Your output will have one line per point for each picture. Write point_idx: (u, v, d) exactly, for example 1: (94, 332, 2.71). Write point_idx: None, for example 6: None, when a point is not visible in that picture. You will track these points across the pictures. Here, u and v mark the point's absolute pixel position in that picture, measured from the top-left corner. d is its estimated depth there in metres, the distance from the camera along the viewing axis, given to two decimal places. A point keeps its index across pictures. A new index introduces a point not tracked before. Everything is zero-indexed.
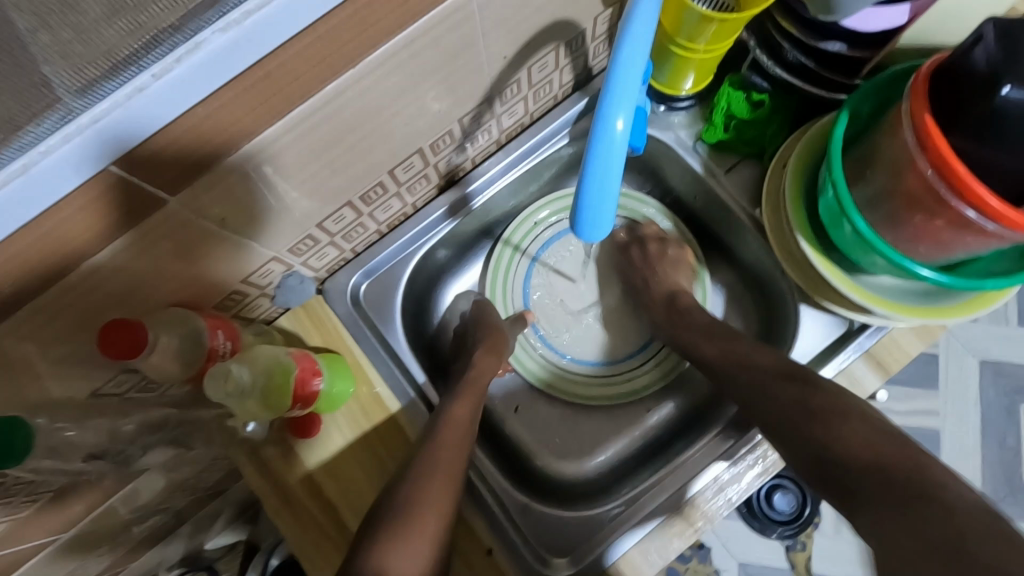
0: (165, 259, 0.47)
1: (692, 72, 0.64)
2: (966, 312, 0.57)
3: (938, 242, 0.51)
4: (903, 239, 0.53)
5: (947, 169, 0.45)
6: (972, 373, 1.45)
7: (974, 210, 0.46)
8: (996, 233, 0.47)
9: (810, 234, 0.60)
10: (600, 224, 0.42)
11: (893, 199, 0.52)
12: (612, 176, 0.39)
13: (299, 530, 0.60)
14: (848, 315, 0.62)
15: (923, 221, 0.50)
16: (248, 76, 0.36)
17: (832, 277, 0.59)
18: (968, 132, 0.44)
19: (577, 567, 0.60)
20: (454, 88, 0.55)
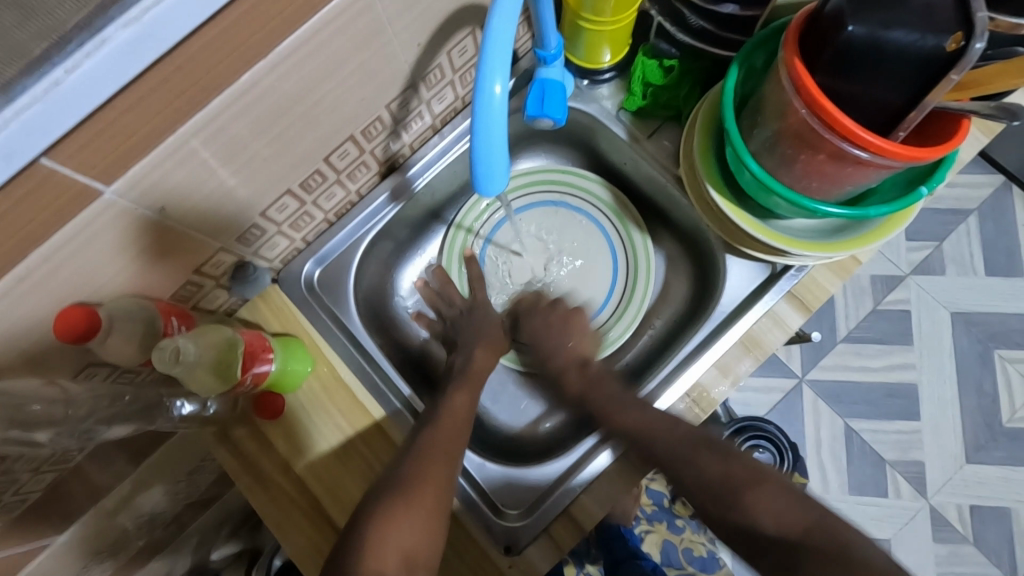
0: (114, 249, 0.50)
1: (605, 44, 0.68)
2: (876, 240, 0.61)
3: (828, 177, 0.55)
4: (799, 179, 0.57)
5: (817, 107, 0.49)
6: (944, 325, 1.49)
7: (847, 143, 0.50)
8: (872, 163, 0.51)
9: (724, 186, 0.64)
10: (495, 180, 0.46)
11: (781, 140, 0.56)
12: (495, 134, 0.43)
13: (269, 500, 0.65)
14: (771, 259, 0.66)
15: (809, 159, 0.54)
16: (159, 69, 0.41)
17: (744, 223, 0.63)
18: (830, 72, 0.48)
19: (530, 516, 0.64)
20: (374, 73, 0.59)
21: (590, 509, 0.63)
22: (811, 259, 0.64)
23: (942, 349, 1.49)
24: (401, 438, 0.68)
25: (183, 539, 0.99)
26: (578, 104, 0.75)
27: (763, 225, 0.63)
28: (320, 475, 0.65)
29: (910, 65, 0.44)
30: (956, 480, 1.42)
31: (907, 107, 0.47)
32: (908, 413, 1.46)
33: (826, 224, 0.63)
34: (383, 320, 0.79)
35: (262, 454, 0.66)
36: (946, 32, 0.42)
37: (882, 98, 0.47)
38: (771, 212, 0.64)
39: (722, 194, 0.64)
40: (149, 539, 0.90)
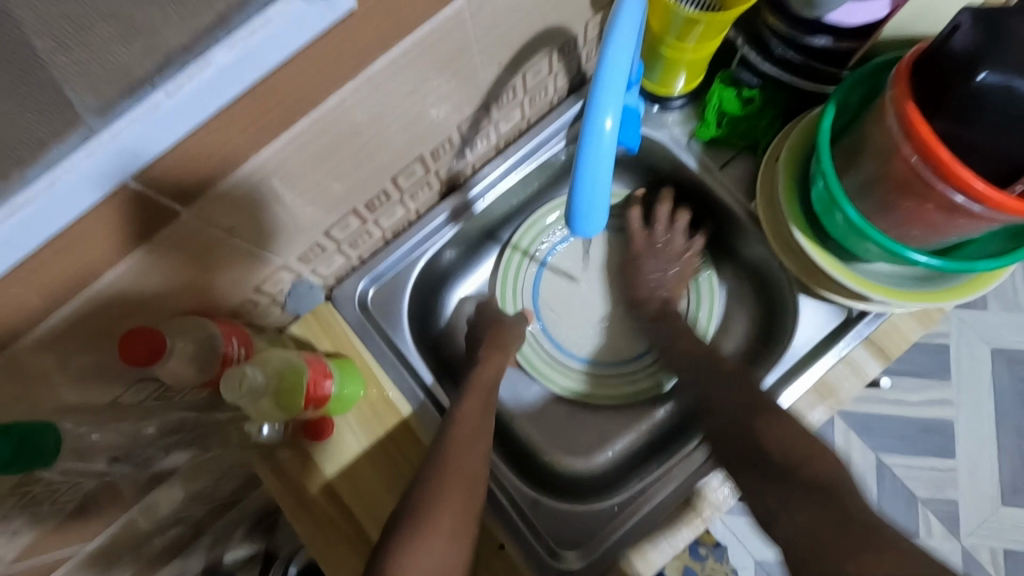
0: (179, 267, 0.48)
1: (683, 71, 0.66)
2: (966, 294, 0.58)
3: (929, 226, 0.52)
4: (895, 224, 0.54)
5: (932, 155, 0.46)
6: (985, 362, 1.45)
7: (961, 195, 0.47)
8: (984, 216, 0.48)
9: (805, 224, 0.61)
10: (593, 219, 0.43)
11: (883, 185, 0.53)
12: (601, 174, 0.41)
13: (315, 529, 0.62)
14: (847, 302, 0.63)
15: (912, 206, 0.51)
16: (255, 89, 0.39)
17: (827, 266, 0.60)
18: (949, 118, 0.45)
19: (589, 559, 0.61)
20: (451, 94, 0.57)
21: (650, 556, 0.61)
22: (892, 307, 0.61)
23: (983, 387, 1.44)
24: (429, 437, 0.65)
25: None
26: (649, 130, 0.72)
27: (845, 268, 0.60)
28: (373, 510, 0.62)
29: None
30: (991, 523, 1.38)
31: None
32: (944, 450, 1.42)
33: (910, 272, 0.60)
34: (432, 341, 0.77)
35: (307, 478, 0.64)
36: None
37: (1005, 149, 0.45)
38: (852, 255, 0.61)
39: (804, 232, 0.61)
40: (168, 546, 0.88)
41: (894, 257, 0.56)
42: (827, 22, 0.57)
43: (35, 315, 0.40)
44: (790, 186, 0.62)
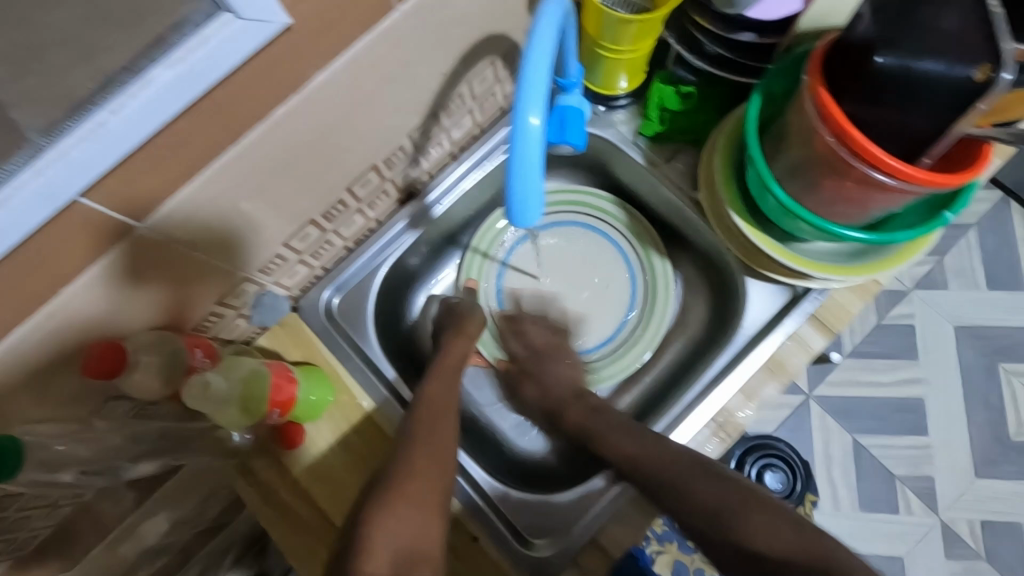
0: (138, 284, 0.50)
1: (624, 71, 0.70)
2: (901, 264, 0.61)
3: (855, 203, 0.55)
4: (824, 204, 0.57)
5: (844, 134, 0.50)
6: (944, 340, 1.62)
7: (874, 169, 0.50)
8: (898, 189, 0.51)
9: (744, 209, 0.64)
10: (528, 209, 0.45)
11: (813, 169, 0.55)
12: (530, 164, 0.43)
13: (290, 535, 0.64)
14: (792, 280, 0.66)
15: (836, 185, 0.54)
16: (201, 105, 0.41)
17: (764, 247, 0.63)
18: (859, 100, 0.49)
19: (559, 546, 0.63)
20: (399, 104, 0.59)
21: (620, 539, 0.62)
22: (832, 282, 0.64)
23: (949, 367, 1.58)
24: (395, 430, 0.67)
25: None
26: (596, 130, 0.76)
27: (785, 249, 0.63)
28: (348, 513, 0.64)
29: (940, 90, 0.45)
30: (967, 495, 1.53)
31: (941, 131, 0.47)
32: (917, 427, 1.58)
33: (845, 249, 0.64)
34: (400, 346, 0.79)
35: (283, 485, 0.65)
36: (976, 61, 0.42)
37: (910, 124, 0.48)
38: (792, 237, 0.64)
39: (744, 218, 0.64)
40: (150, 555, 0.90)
41: (825, 235, 0.60)
42: (750, 18, 0.60)
43: None
44: (727, 173, 0.65)
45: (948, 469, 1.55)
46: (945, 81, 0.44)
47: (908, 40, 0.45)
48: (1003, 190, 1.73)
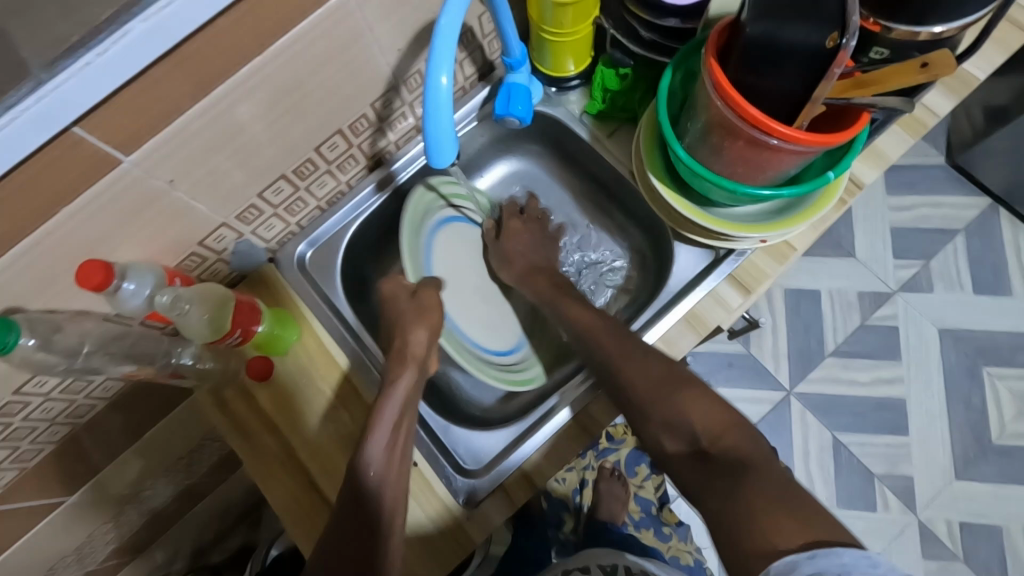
0: (124, 216, 0.59)
1: (569, 54, 0.77)
2: (807, 220, 0.67)
3: (752, 164, 0.62)
4: (725, 167, 0.64)
5: (727, 96, 0.56)
6: (932, 340, 1.65)
7: (755, 129, 0.57)
8: (779, 148, 0.58)
9: (664, 174, 0.71)
10: (443, 148, 0.54)
11: (709, 133, 0.62)
12: (442, 113, 0.52)
13: (256, 455, 0.74)
14: (710, 241, 0.72)
15: (733, 147, 0.61)
16: (174, 55, 0.50)
17: (680, 208, 0.70)
18: (739, 68, 0.56)
19: (489, 472, 0.70)
20: (358, 74, 0.68)
21: (542, 467, 0.70)
22: (744, 242, 0.70)
23: (931, 364, 1.63)
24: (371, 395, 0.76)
25: (164, 487, 1.08)
26: (547, 108, 0.84)
27: (700, 211, 0.70)
28: (309, 442, 0.74)
29: (801, 57, 0.52)
30: (945, 495, 1.54)
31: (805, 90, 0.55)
32: (896, 426, 1.59)
33: (763, 211, 0.69)
34: (368, 300, 0.87)
35: (251, 412, 0.75)
36: (826, 30, 0.50)
37: (783, 88, 0.55)
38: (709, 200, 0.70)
39: (664, 183, 0.71)
40: (135, 481, 1.00)
41: (732, 195, 0.66)
42: (670, 5, 0.68)
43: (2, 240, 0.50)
44: (650, 143, 0.72)
45: (927, 469, 1.56)
46: (805, 49, 0.51)
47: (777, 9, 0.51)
48: (991, 196, 1.74)
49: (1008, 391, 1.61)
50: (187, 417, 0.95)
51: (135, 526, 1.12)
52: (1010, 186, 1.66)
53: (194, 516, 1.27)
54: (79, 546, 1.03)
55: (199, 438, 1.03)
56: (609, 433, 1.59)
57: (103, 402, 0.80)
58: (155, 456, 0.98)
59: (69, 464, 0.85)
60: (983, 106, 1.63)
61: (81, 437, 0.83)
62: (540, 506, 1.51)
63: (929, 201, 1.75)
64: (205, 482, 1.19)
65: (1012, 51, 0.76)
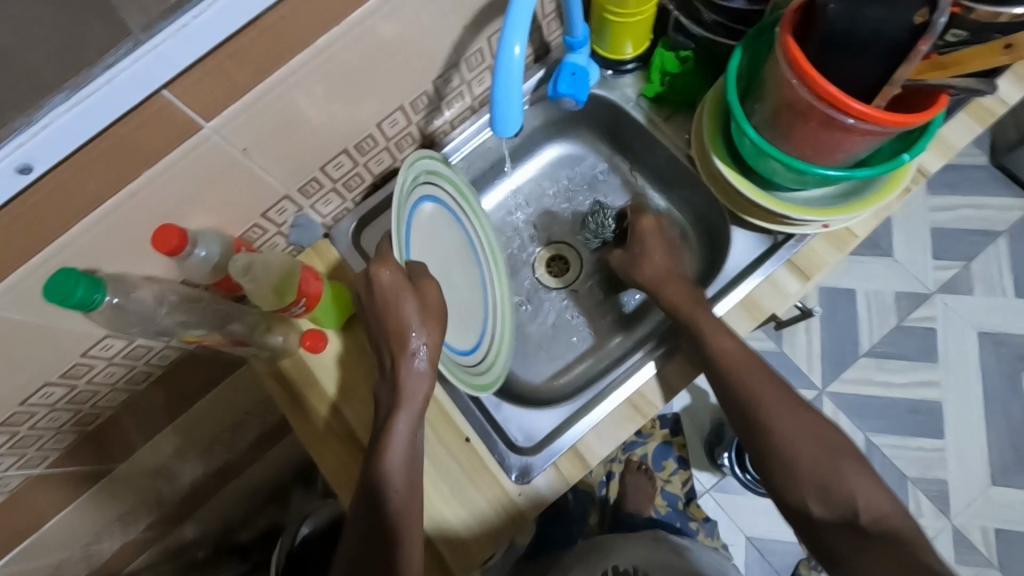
0: (200, 182, 0.60)
1: (628, 35, 0.77)
2: (872, 206, 0.66)
3: (823, 146, 0.61)
4: (794, 146, 0.63)
5: (804, 73, 0.55)
6: (972, 344, 1.62)
7: (832, 108, 0.56)
8: (856, 129, 0.57)
9: (726, 155, 0.70)
10: (509, 120, 0.54)
11: (780, 113, 0.62)
12: (513, 83, 0.52)
13: (309, 424, 0.76)
14: (768, 224, 0.72)
15: (807, 127, 0.59)
16: (264, 20, 0.51)
17: (742, 189, 0.69)
18: (819, 44, 0.55)
19: (541, 450, 0.71)
20: (425, 50, 0.69)
21: (595, 447, 0.70)
22: (806, 225, 0.70)
23: (970, 370, 1.60)
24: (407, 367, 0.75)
25: (205, 461, 1.10)
26: (603, 92, 0.84)
27: (764, 192, 0.69)
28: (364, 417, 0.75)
29: (890, 34, 0.51)
30: (979, 502, 1.51)
31: (885, 70, 0.54)
32: (931, 431, 1.57)
33: (829, 193, 0.68)
34: None
35: (305, 383, 0.77)
36: (916, 7, 0.49)
37: (866, 67, 0.54)
38: (771, 182, 0.69)
39: (727, 164, 0.70)
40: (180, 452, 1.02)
41: (799, 176, 0.65)
42: None
43: (90, 199, 0.51)
44: (713, 123, 0.72)
45: (962, 476, 1.53)
46: (890, 27, 0.50)
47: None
48: None
49: None
50: (230, 391, 0.96)
51: (174, 499, 1.14)
52: None
53: (228, 493, 1.29)
54: (120, 516, 1.05)
55: (238, 413, 1.04)
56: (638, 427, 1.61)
57: (159, 369, 0.81)
58: (197, 430, 0.99)
59: (122, 430, 0.86)
60: None
61: (136, 404, 0.84)
62: (566, 499, 1.51)
63: (971, 202, 1.71)
64: (240, 460, 1.20)
65: None
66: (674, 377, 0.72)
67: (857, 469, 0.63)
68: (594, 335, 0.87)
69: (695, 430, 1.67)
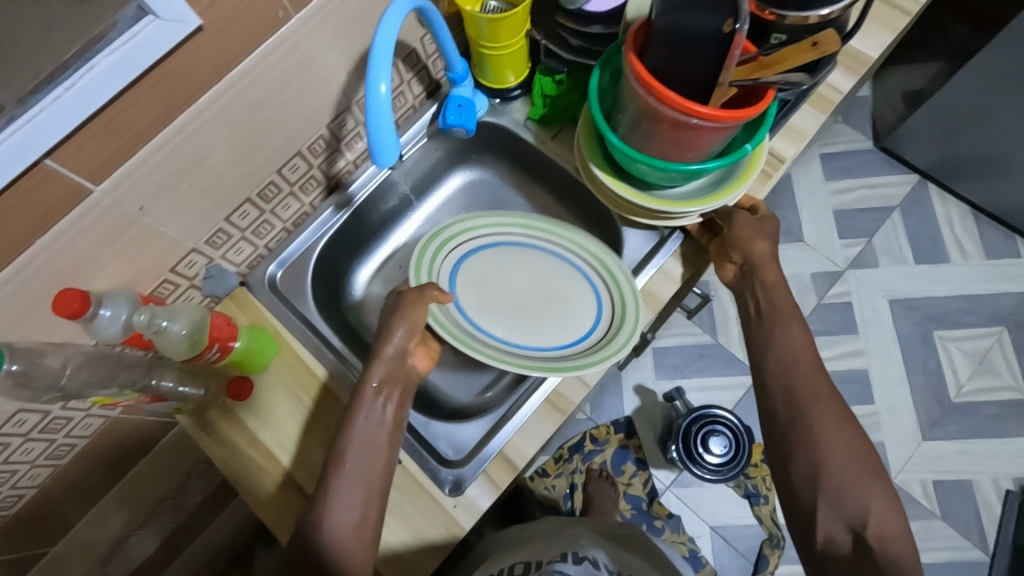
0: (99, 243, 0.62)
1: (506, 66, 0.84)
2: (730, 195, 0.74)
3: (677, 146, 0.68)
4: (653, 148, 0.70)
5: (644, 82, 0.63)
6: (884, 311, 1.72)
7: (671, 110, 0.63)
8: (696, 127, 0.64)
9: (602, 162, 0.78)
10: (387, 149, 0.59)
11: (635, 119, 0.69)
12: (384, 115, 0.57)
13: (239, 471, 0.75)
14: (647, 220, 0.79)
15: (659, 130, 0.67)
16: (142, 84, 0.55)
17: (618, 190, 0.76)
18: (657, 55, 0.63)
19: (470, 460, 0.74)
20: (313, 96, 0.73)
21: (522, 449, 0.74)
22: (679, 218, 0.77)
23: (888, 334, 1.69)
24: (346, 395, 0.78)
25: (150, 532, 1.07)
26: (493, 118, 0.90)
27: (639, 192, 0.76)
28: (298, 457, 0.75)
29: (707, 42, 0.58)
30: (917, 458, 1.59)
31: (710, 74, 0.61)
32: (864, 397, 1.65)
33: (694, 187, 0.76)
34: (342, 315, 0.91)
35: (233, 430, 0.77)
36: (722, 17, 0.56)
37: (695, 72, 0.62)
38: (644, 182, 0.76)
39: (604, 170, 0.77)
40: (121, 524, 0.99)
41: (663, 174, 0.73)
42: (589, 13, 0.76)
43: None
44: (588, 136, 0.79)
45: (897, 436, 1.61)
46: (704, 35, 0.58)
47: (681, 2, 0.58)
48: (919, 173, 1.83)
49: (960, 351, 1.67)
50: (168, 452, 0.95)
51: None
52: (933, 163, 1.76)
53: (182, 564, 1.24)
54: None
55: (184, 474, 1.02)
56: (593, 436, 1.66)
57: (84, 440, 0.80)
58: (137, 497, 0.97)
59: (52, 507, 0.85)
60: (902, 91, 1.74)
61: (64, 479, 0.83)
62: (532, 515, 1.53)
63: (865, 183, 1.84)
64: (190, 527, 1.17)
65: (897, 32, 0.86)
66: (587, 372, 0.76)
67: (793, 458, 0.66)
68: None
69: (649, 427, 1.69)
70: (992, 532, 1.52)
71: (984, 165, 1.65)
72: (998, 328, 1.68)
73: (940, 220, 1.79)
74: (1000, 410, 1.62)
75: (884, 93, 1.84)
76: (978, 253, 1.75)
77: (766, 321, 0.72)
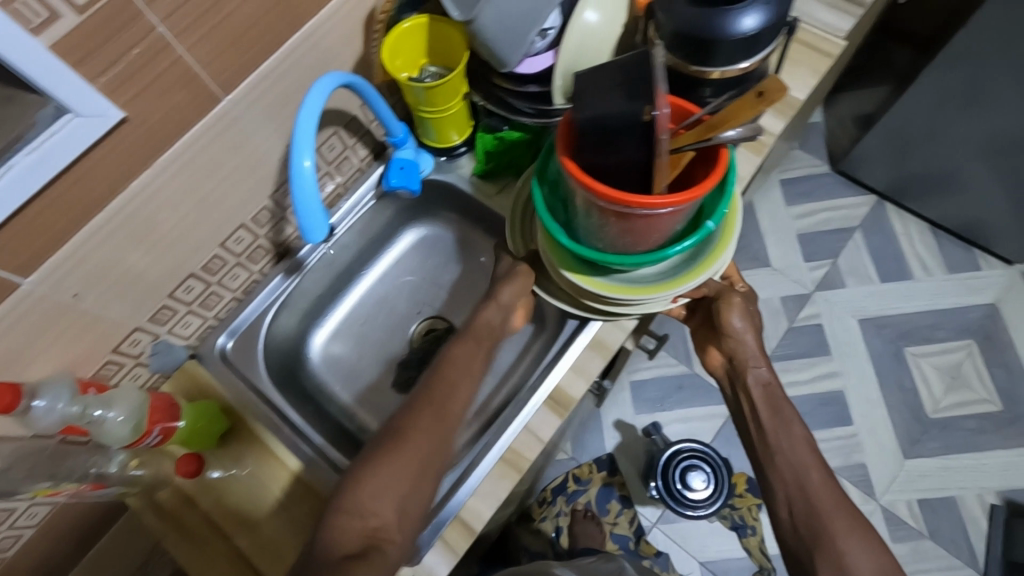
0: (30, 334, 0.61)
1: (448, 126, 0.86)
2: (703, 272, 0.71)
3: (631, 235, 0.66)
4: (610, 240, 0.68)
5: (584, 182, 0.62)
6: (855, 331, 1.73)
7: (614, 204, 0.61)
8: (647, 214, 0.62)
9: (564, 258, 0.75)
10: (315, 222, 0.60)
11: (586, 216, 0.67)
12: (309, 188, 0.58)
13: (190, 550, 0.73)
14: (627, 308, 0.76)
15: (608, 224, 0.65)
16: (66, 178, 0.55)
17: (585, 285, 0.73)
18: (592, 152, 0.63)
19: (426, 525, 0.72)
20: (252, 170, 0.75)
21: (478, 510, 0.72)
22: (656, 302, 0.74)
23: (860, 354, 1.71)
24: (302, 467, 0.76)
25: None
26: (439, 175, 0.91)
27: (607, 284, 0.73)
28: (250, 532, 0.73)
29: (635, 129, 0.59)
30: (899, 477, 1.58)
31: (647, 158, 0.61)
32: (841, 418, 1.64)
33: (665, 268, 0.74)
34: (299, 380, 0.90)
35: (184, 509, 0.75)
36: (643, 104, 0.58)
37: (632, 160, 0.62)
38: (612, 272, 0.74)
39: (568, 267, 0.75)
40: None
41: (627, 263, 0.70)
42: (525, 74, 0.78)
43: None
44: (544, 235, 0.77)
45: (877, 456, 1.60)
46: (629, 120, 0.58)
47: (602, 97, 0.60)
48: (877, 193, 1.88)
49: (932, 367, 1.68)
50: (126, 533, 0.92)
51: None
52: (889, 183, 1.80)
53: None
54: None
55: (147, 552, 0.99)
56: (576, 475, 1.63)
57: (30, 529, 0.77)
58: None
59: None
60: (853, 116, 1.80)
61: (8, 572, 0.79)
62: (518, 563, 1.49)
63: (825, 206, 1.88)
64: None
65: (823, 74, 0.89)
66: (541, 425, 0.76)
67: (797, 511, 0.65)
68: (476, 399, 0.91)
69: (631, 463, 1.66)
70: (980, 548, 1.50)
71: (936, 182, 1.69)
72: (967, 340, 1.70)
73: (902, 237, 1.83)
74: (977, 423, 1.62)
75: (836, 118, 1.90)
76: (940, 268, 1.78)
77: (766, 419, 0.70)
